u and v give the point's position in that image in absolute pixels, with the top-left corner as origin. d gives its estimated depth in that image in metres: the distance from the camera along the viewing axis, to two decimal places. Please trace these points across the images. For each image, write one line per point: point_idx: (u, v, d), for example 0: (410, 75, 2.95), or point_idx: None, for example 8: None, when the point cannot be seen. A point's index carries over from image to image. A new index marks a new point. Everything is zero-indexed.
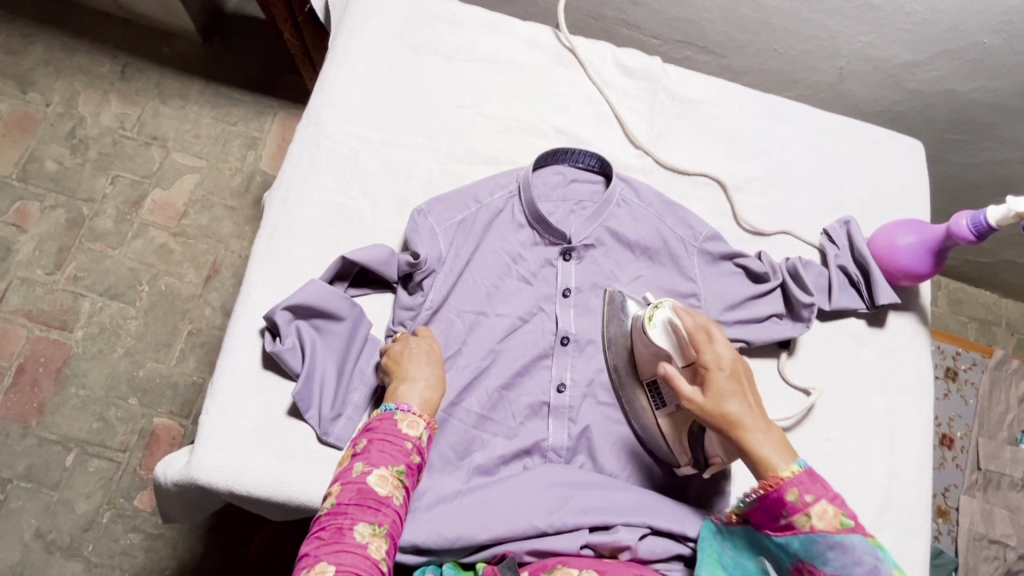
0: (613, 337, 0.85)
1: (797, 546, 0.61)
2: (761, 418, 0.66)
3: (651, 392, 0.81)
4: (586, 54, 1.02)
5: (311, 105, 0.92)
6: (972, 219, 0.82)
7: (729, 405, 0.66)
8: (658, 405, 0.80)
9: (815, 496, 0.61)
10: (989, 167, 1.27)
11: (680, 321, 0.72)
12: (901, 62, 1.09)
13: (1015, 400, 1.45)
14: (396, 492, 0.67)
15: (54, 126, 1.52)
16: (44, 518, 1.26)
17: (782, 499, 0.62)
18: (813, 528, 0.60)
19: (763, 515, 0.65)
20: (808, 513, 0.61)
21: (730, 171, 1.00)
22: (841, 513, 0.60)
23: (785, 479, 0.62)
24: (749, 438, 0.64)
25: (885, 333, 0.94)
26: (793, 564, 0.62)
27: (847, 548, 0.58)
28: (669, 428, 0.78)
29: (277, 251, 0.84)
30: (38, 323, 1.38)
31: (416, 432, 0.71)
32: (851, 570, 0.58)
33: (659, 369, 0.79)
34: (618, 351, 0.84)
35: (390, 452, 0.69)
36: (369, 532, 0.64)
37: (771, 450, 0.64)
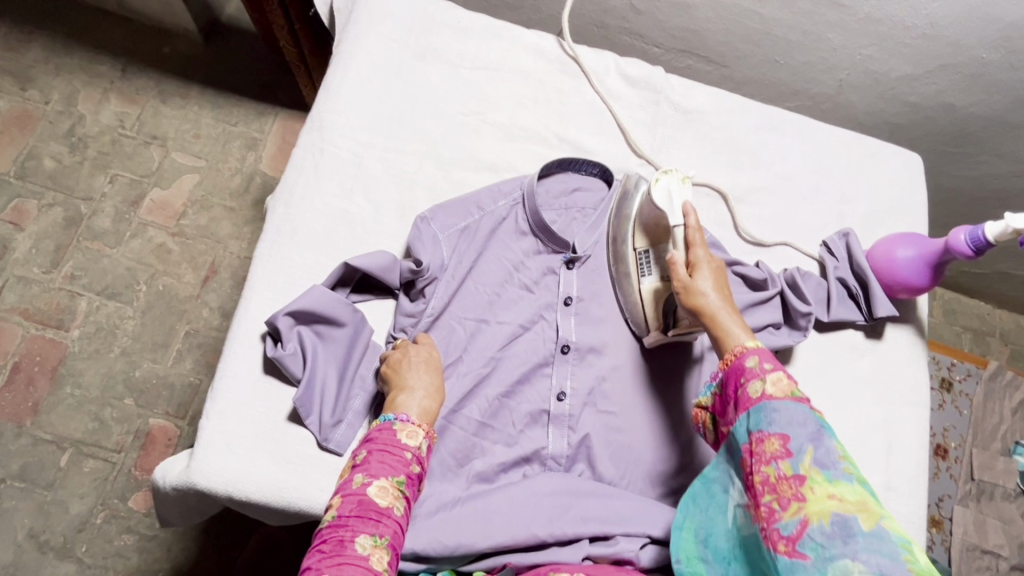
0: (619, 211, 0.91)
1: (748, 421, 0.62)
2: (729, 307, 0.73)
3: (642, 261, 0.86)
4: (589, 63, 1.03)
5: (315, 110, 0.92)
6: (970, 233, 0.83)
7: (704, 292, 0.73)
8: (646, 273, 0.86)
9: (772, 366, 0.64)
10: (985, 180, 1.28)
11: (686, 205, 0.79)
12: (900, 75, 1.10)
13: (1009, 411, 1.46)
14: (396, 503, 0.67)
15: (53, 124, 1.51)
16: (37, 518, 1.25)
17: (741, 367, 0.66)
18: (766, 393, 0.62)
19: (725, 397, 0.68)
20: (764, 378, 0.64)
21: (731, 182, 1.00)
22: (793, 386, 0.63)
23: (747, 348, 0.67)
24: (716, 317, 0.71)
25: (883, 345, 0.95)
26: (744, 442, 0.62)
27: (792, 411, 0.60)
28: (648, 293, 0.85)
29: (281, 256, 0.84)
30: (34, 322, 1.37)
31: (416, 441, 0.71)
32: (794, 430, 0.58)
33: (654, 240, 0.86)
34: (620, 223, 0.90)
35: (390, 463, 0.69)
36: (371, 543, 0.63)
37: (737, 328, 0.70)
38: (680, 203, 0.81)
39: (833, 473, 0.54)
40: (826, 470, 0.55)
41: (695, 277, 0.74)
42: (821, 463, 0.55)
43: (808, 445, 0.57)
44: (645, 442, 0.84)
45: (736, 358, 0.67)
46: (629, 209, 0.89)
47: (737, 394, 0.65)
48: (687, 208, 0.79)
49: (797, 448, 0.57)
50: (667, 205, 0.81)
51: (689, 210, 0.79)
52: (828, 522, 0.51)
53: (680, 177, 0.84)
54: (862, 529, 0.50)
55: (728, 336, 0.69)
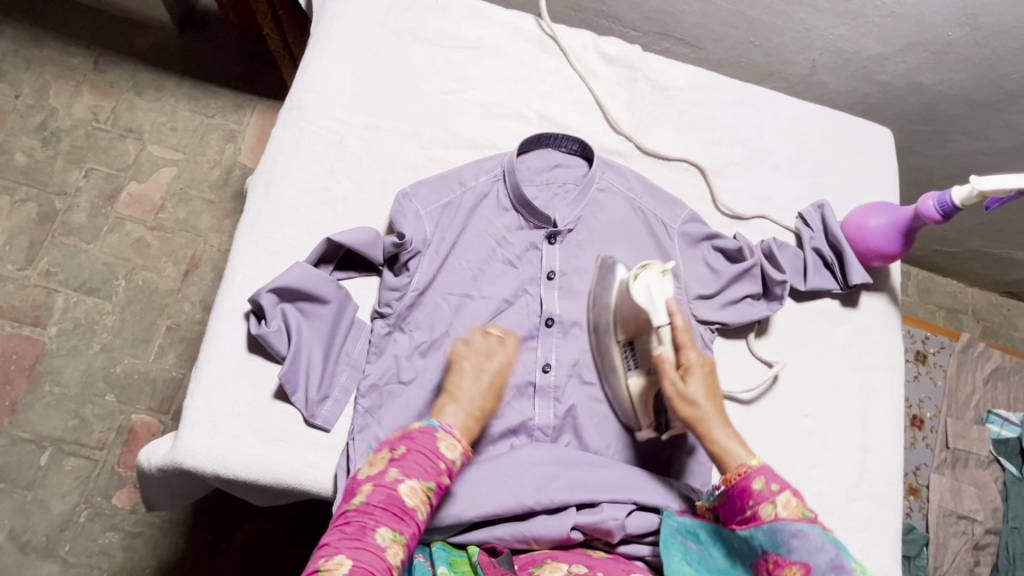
0: (600, 299, 0.86)
1: (765, 539, 0.64)
2: (722, 415, 0.72)
3: (626, 355, 0.82)
4: (568, 42, 1.04)
5: (294, 91, 0.92)
6: (939, 200, 0.86)
7: (698, 401, 0.72)
8: (632, 366, 0.81)
9: (780, 486, 0.66)
10: (953, 158, 1.32)
11: (671, 305, 0.76)
12: (870, 54, 1.13)
13: (981, 382, 1.50)
14: (422, 506, 0.64)
15: (24, 118, 1.48)
16: (18, 519, 1.23)
17: (748, 487, 0.67)
18: (779, 516, 0.64)
19: (729, 507, 0.68)
20: (773, 501, 0.65)
21: (709, 157, 1.02)
22: (802, 504, 0.65)
23: (753, 468, 0.67)
24: (714, 432, 0.70)
25: (859, 313, 0.98)
26: (760, 558, 0.65)
27: (810, 538, 0.62)
28: (636, 391, 0.81)
29: (263, 235, 0.84)
30: (9, 320, 1.35)
31: (453, 454, 0.68)
32: (816, 560, 0.61)
33: (636, 330, 0.81)
34: (601, 310, 0.85)
35: (425, 467, 0.66)
36: (390, 538, 0.61)
37: (733, 443, 0.70)
38: (661, 300, 0.77)
39: None
40: None
41: (687, 383, 0.73)
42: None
43: (829, 572, 0.61)
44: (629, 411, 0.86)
45: (741, 477, 0.67)
46: (608, 297, 0.85)
47: (747, 516, 0.66)
48: (671, 306, 0.76)
49: None
50: (650, 303, 0.77)
51: (673, 308, 0.76)
52: None
53: (659, 270, 0.80)
54: None
55: (728, 453, 0.69)
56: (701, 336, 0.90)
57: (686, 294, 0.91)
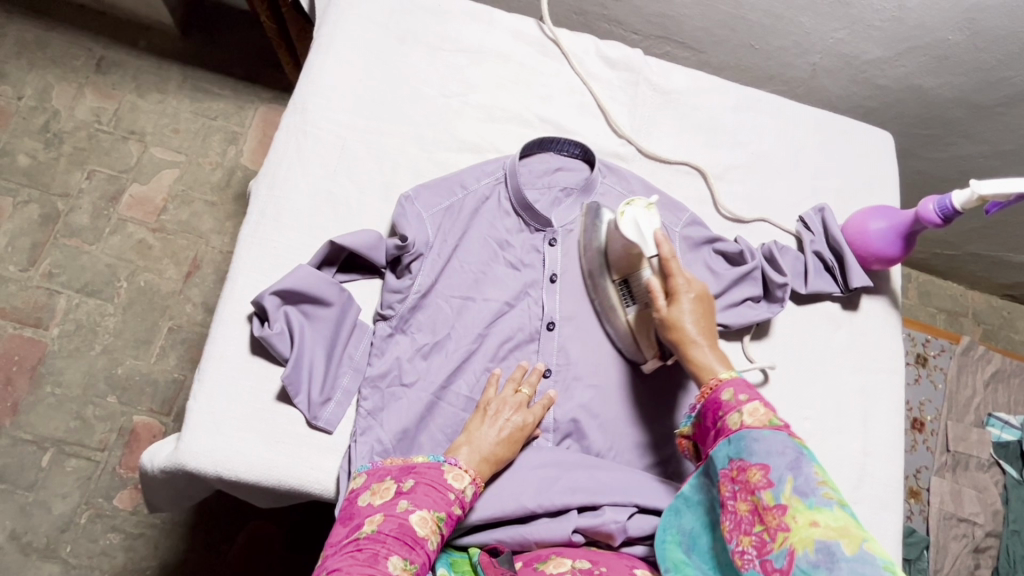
0: (589, 243, 0.87)
1: (729, 447, 0.64)
2: (707, 336, 0.74)
3: (623, 292, 0.84)
4: (570, 46, 1.04)
5: (296, 94, 0.92)
6: (939, 204, 0.86)
7: (685, 323, 0.74)
8: (629, 303, 0.83)
9: (748, 397, 0.66)
10: (952, 161, 1.32)
11: (660, 236, 0.77)
12: (870, 58, 1.13)
13: (982, 385, 1.51)
14: (433, 536, 0.66)
15: (27, 120, 1.49)
16: (20, 520, 1.23)
17: (718, 400, 0.68)
18: (744, 424, 0.64)
19: (706, 427, 0.69)
20: (741, 410, 0.65)
21: (710, 160, 1.02)
22: (771, 414, 0.64)
23: (726, 381, 0.69)
24: (695, 350, 0.73)
25: (859, 316, 0.98)
26: (724, 469, 0.64)
27: (771, 440, 0.61)
28: (634, 324, 0.83)
29: (265, 238, 0.85)
30: (11, 321, 1.35)
31: (461, 484, 0.70)
32: (774, 459, 0.59)
33: (629, 267, 0.82)
34: (592, 255, 0.87)
35: (435, 498, 0.68)
36: (401, 566, 0.61)
37: (714, 359, 0.73)
38: (650, 233, 0.78)
39: (814, 501, 0.55)
40: (806, 498, 0.55)
41: (675, 308, 0.76)
42: (801, 491, 0.56)
43: (788, 473, 0.58)
44: (629, 413, 0.86)
45: (713, 391, 0.69)
46: (600, 241, 0.86)
47: (717, 426, 0.67)
48: (658, 237, 0.77)
49: (778, 477, 0.58)
50: (639, 237, 0.78)
51: (662, 240, 0.77)
52: (813, 552, 0.52)
53: (645, 204, 0.81)
54: (845, 556, 0.49)
55: (706, 368, 0.72)
56: None
57: None
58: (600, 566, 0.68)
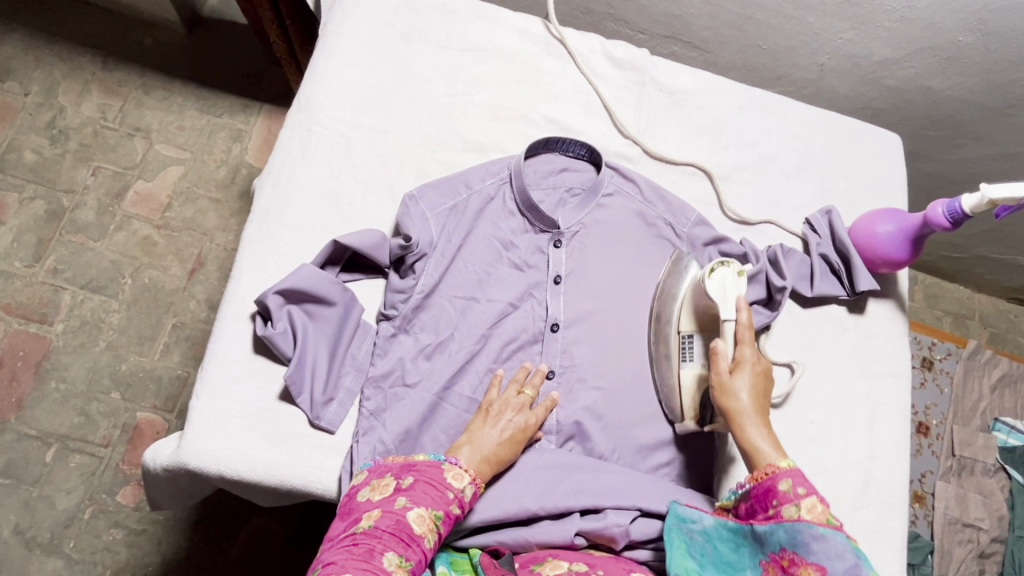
0: (666, 287, 0.88)
1: (782, 534, 0.63)
2: (762, 417, 0.73)
3: (685, 344, 0.84)
4: (576, 45, 1.04)
5: (302, 92, 0.92)
6: (948, 207, 0.85)
7: (743, 396, 0.74)
8: (687, 358, 0.83)
9: (807, 491, 0.64)
10: (961, 163, 1.31)
11: (742, 303, 0.79)
12: (879, 59, 1.12)
13: (988, 389, 1.49)
14: (430, 534, 0.65)
15: (33, 116, 1.49)
16: (24, 515, 1.24)
17: (773, 488, 0.66)
18: (801, 518, 0.63)
19: (754, 505, 0.68)
20: (798, 504, 0.64)
21: (716, 162, 1.02)
22: (828, 512, 0.63)
23: (781, 469, 0.67)
24: (748, 428, 0.72)
25: (866, 319, 0.97)
26: (775, 554, 0.63)
27: (830, 542, 0.60)
28: (688, 381, 0.83)
29: (269, 236, 0.84)
30: (16, 317, 1.35)
31: (461, 484, 0.70)
32: (833, 564, 0.59)
33: (700, 325, 0.84)
34: (664, 300, 0.88)
35: (433, 496, 0.68)
36: (396, 562, 0.61)
37: (765, 443, 0.70)
38: (733, 297, 0.80)
39: None
40: None
41: (735, 377, 0.75)
42: None
43: None
44: (634, 416, 0.85)
45: (767, 477, 0.67)
46: (677, 288, 0.87)
47: (768, 513, 0.66)
48: (740, 303, 0.79)
49: None
50: (721, 296, 0.80)
51: (743, 310, 0.79)
52: None
53: (737, 270, 0.82)
54: None
55: (759, 450, 0.70)
56: None
57: None
58: (598, 569, 0.67)
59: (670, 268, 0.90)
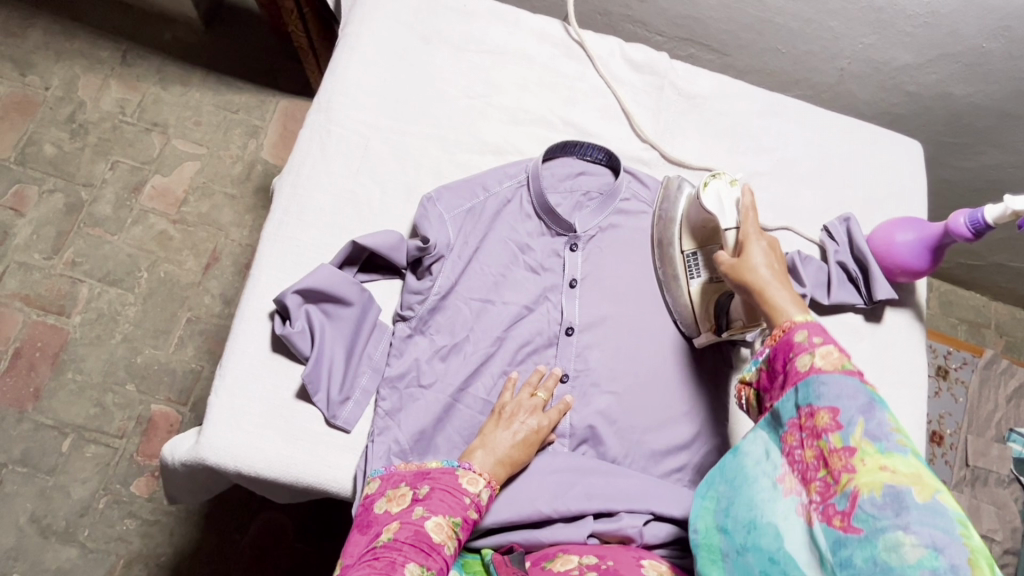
0: (665, 213, 0.90)
1: (797, 395, 0.59)
2: (782, 280, 0.68)
3: (690, 262, 0.86)
4: (594, 47, 1.03)
5: (321, 92, 0.93)
6: (970, 217, 0.84)
7: (755, 265, 0.69)
8: (694, 274, 0.86)
9: (823, 339, 0.60)
10: (982, 171, 1.29)
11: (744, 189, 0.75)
12: (900, 64, 1.11)
13: (1004, 399, 1.48)
14: (449, 542, 0.66)
15: (53, 110, 1.51)
16: (40, 503, 1.26)
17: (790, 341, 0.62)
18: (815, 367, 0.59)
19: (773, 371, 0.64)
20: (813, 352, 0.60)
21: (734, 167, 1.01)
22: (845, 359, 0.59)
23: (798, 322, 0.63)
24: (767, 294, 0.67)
25: (882, 328, 0.97)
26: (793, 418, 0.59)
27: (842, 384, 0.57)
28: (697, 295, 0.85)
29: (288, 235, 0.85)
30: (35, 308, 1.37)
31: (476, 488, 0.71)
32: (844, 403, 0.56)
33: (703, 240, 0.85)
34: (665, 226, 0.90)
35: (449, 503, 0.69)
36: (418, 572, 0.62)
37: (787, 301, 0.65)
38: (729, 204, 0.81)
39: (885, 445, 0.52)
40: (878, 442, 0.52)
41: (744, 253, 0.71)
42: (873, 436, 0.53)
43: (859, 416, 0.54)
44: (648, 421, 0.85)
45: (784, 333, 0.63)
46: (675, 213, 0.89)
47: (784, 369, 0.61)
48: (741, 190, 0.76)
49: (847, 421, 0.55)
50: (719, 208, 0.80)
51: (744, 194, 0.76)
52: (880, 493, 0.50)
53: (729, 180, 0.84)
54: (915, 502, 0.48)
55: (780, 310, 0.65)
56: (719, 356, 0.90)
57: None
58: (608, 560, 0.68)
59: (663, 196, 0.92)
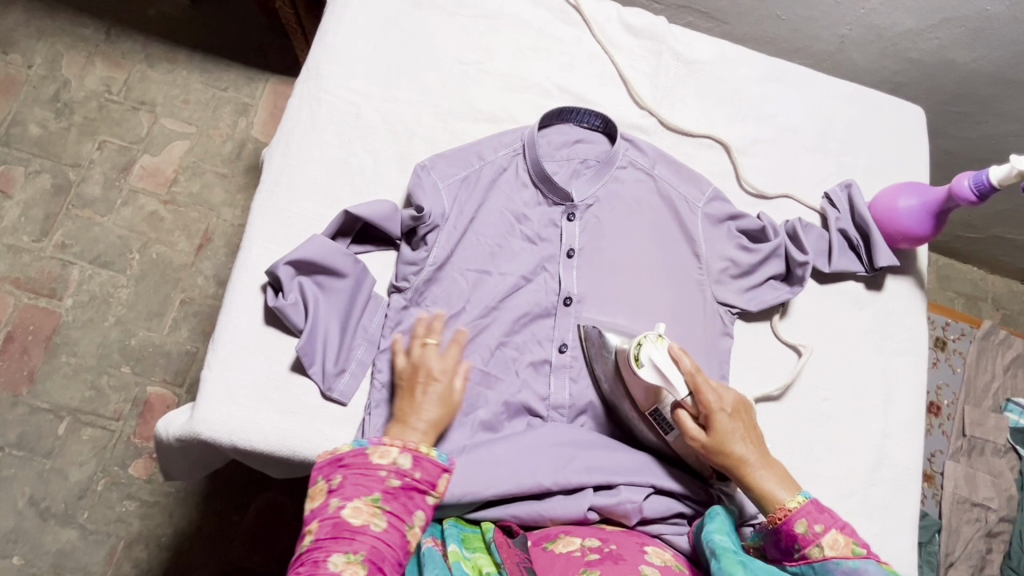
0: (602, 374, 0.82)
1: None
2: (756, 451, 0.72)
3: (656, 421, 0.78)
4: (591, 13, 1.01)
5: (310, 60, 0.90)
6: (974, 180, 0.83)
7: (733, 446, 0.72)
8: (666, 429, 0.78)
9: (825, 527, 0.65)
10: (984, 140, 1.27)
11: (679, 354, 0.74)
12: (903, 29, 1.09)
13: (1001, 369, 1.48)
14: (373, 519, 0.61)
15: (37, 89, 1.47)
16: (38, 487, 1.25)
17: (792, 531, 0.66)
18: (825, 557, 0.64)
19: (776, 548, 0.68)
20: (819, 543, 0.64)
21: (734, 134, 0.99)
22: (849, 541, 0.64)
23: (793, 509, 0.67)
24: (753, 476, 0.71)
25: (883, 296, 0.96)
26: None
27: (863, 574, 0.61)
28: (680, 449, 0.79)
29: (279, 207, 0.83)
30: (26, 292, 1.35)
31: (388, 458, 0.65)
32: None
33: (655, 401, 0.77)
34: (611, 384, 0.81)
35: (363, 483, 0.63)
36: (343, 561, 0.58)
37: (773, 484, 0.70)
38: (676, 370, 0.75)
39: None
40: None
41: (712, 430, 0.72)
42: None
43: None
44: None
45: (783, 520, 0.67)
46: (612, 370, 0.80)
47: (794, 559, 0.66)
48: (680, 355, 0.75)
49: None
50: (668, 380, 0.74)
51: (686, 360, 0.74)
52: None
53: (656, 337, 0.77)
54: None
55: (771, 491, 0.69)
56: (720, 325, 0.89)
57: (708, 275, 0.90)
58: (611, 545, 0.68)
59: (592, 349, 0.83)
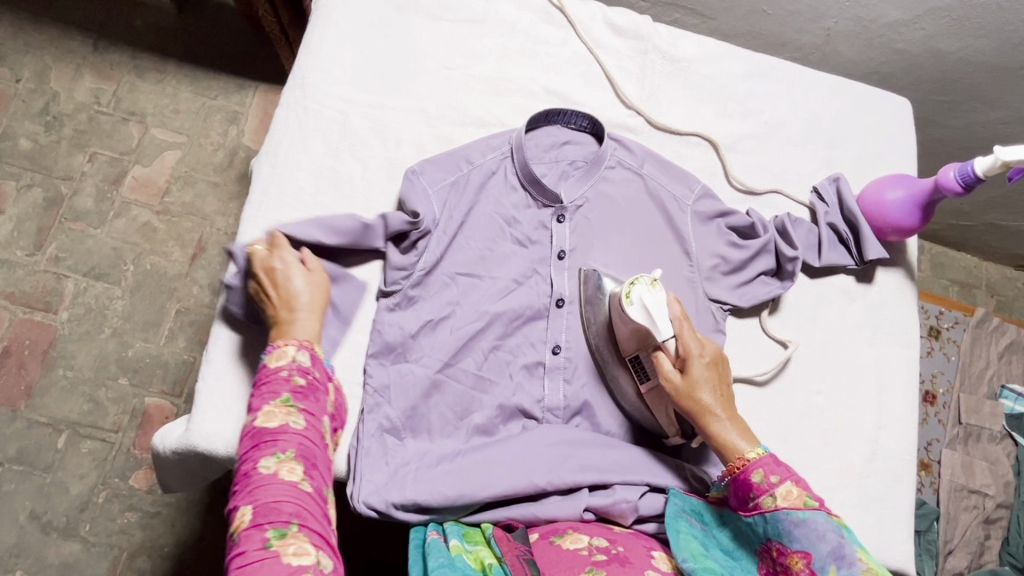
0: (592, 317, 0.84)
1: (768, 529, 0.67)
2: (726, 405, 0.75)
3: (634, 367, 0.81)
4: (577, 14, 1.01)
5: (297, 68, 0.90)
6: (959, 170, 0.84)
7: (702, 393, 0.75)
8: (642, 380, 0.81)
9: (780, 478, 0.67)
10: (972, 128, 1.27)
11: (672, 301, 0.78)
12: (888, 21, 1.09)
13: (995, 356, 1.49)
14: (289, 417, 0.65)
15: (26, 103, 1.47)
16: (39, 500, 1.25)
17: (748, 480, 0.68)
18: (778, 507, 0.66)
19: (733, 498, 0.71)
20: (773, 493, 0.67)
21: (722, 130, 1.00)
22: (803, 493, 0.66)
23: (751, 460, 0.69)
24: (714, 425, 0.73)
25: (874, 289, 0.96)
26: (766, 545, 0.67)
27: (811, 526, 0.64)
28: (652, 401, 0.81)
29: (269, 217, 0.83)
30: (21, 306, 1.35)
31: (286, 358, 0.69)
32: (817, 547, 0.63)
33: (639, 345, 0.80)
34: (598, 329, 0.84)
35: (269, 391, 0.66)
36: (274, 462, 0.61)
37: (736, 435, 0.72)
38: (660, 314, 0.78)
39: None
40: None
41: (688, 372, 0.76)
42: None
43: (832, 562, 0.62)
44: None
45: (742, 469, 0.69)
46: (602, 315, 0.84)
47: (749, 506, 0.69)
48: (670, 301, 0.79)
49: (821, 567, 0.62)
50: (651, 321, 0.77)
51: (674, 304, 0.78)
52: None
53: (650, 282, 0.80)
54: None
55: (731, 442, 0.72)
56: (712, 321, 0.89)
57: (699, 273, 0.90)
58: (618, 546, 0.69)
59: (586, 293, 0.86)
